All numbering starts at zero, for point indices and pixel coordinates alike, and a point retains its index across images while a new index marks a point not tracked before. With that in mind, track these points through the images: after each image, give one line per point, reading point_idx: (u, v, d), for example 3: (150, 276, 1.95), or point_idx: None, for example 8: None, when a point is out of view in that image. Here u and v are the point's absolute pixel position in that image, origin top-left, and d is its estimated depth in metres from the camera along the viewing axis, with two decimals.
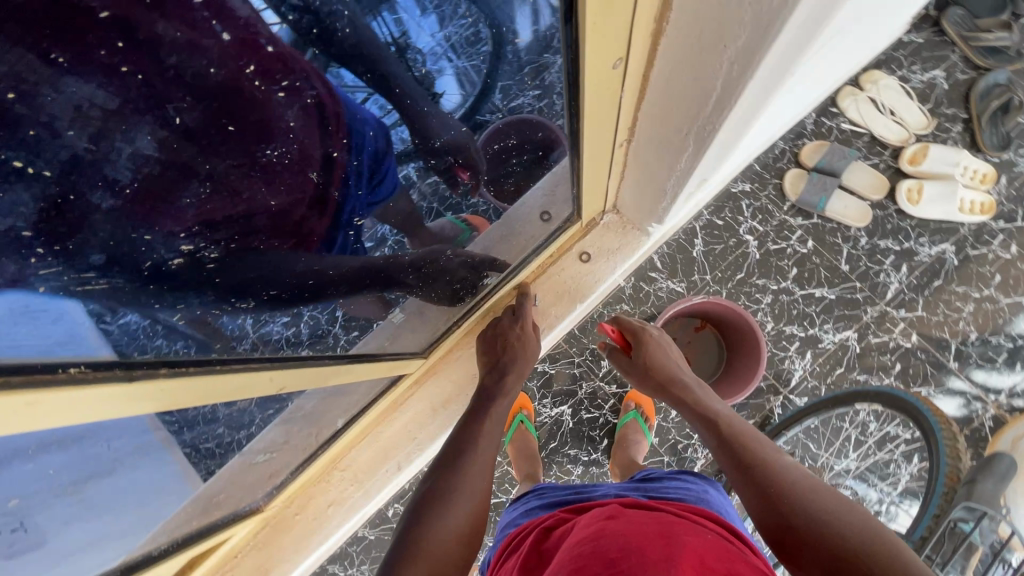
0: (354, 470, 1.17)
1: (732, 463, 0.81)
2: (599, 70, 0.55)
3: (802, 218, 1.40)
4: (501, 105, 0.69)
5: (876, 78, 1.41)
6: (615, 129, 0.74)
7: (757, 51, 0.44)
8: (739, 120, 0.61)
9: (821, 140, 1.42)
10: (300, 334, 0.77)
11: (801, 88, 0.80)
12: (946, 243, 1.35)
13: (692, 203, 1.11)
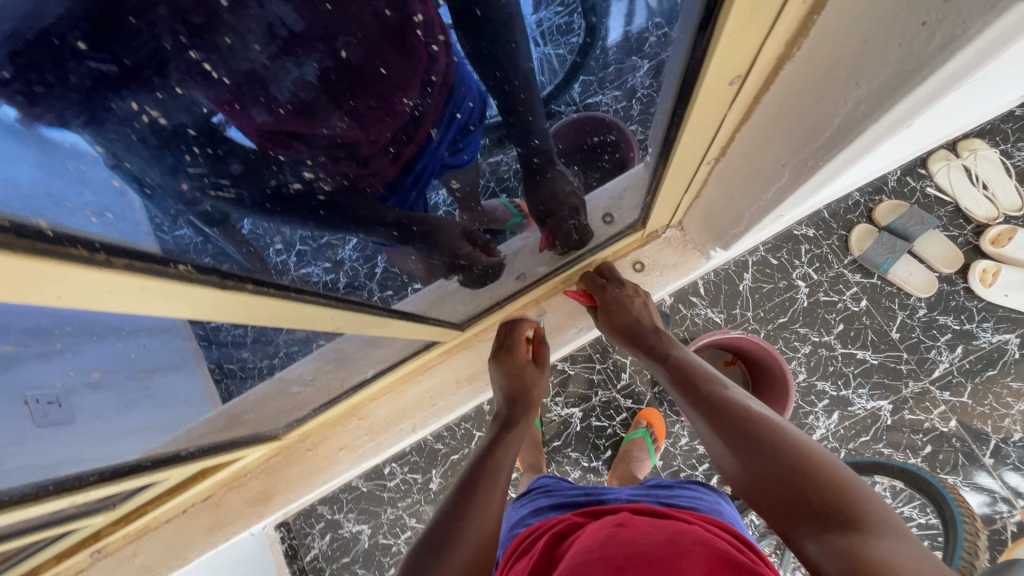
0: (371, 421, 1.20)
1: (699, 413, 0.81)
2: (715, 83, 0.55)
3: (862, 275, 1.34)
4: (577, 99, 0.83)
5: (975, 147, 1.34)
6: (708, 147, 0.72)
7: (896, 92, 0.43)
8: (840, 164, 0.60)
9: (900, 201, 1.35)
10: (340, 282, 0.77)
11: (897, 147, 0.78)
12: (1011, 333, 1.27)
13: (759, 235, 1.08)
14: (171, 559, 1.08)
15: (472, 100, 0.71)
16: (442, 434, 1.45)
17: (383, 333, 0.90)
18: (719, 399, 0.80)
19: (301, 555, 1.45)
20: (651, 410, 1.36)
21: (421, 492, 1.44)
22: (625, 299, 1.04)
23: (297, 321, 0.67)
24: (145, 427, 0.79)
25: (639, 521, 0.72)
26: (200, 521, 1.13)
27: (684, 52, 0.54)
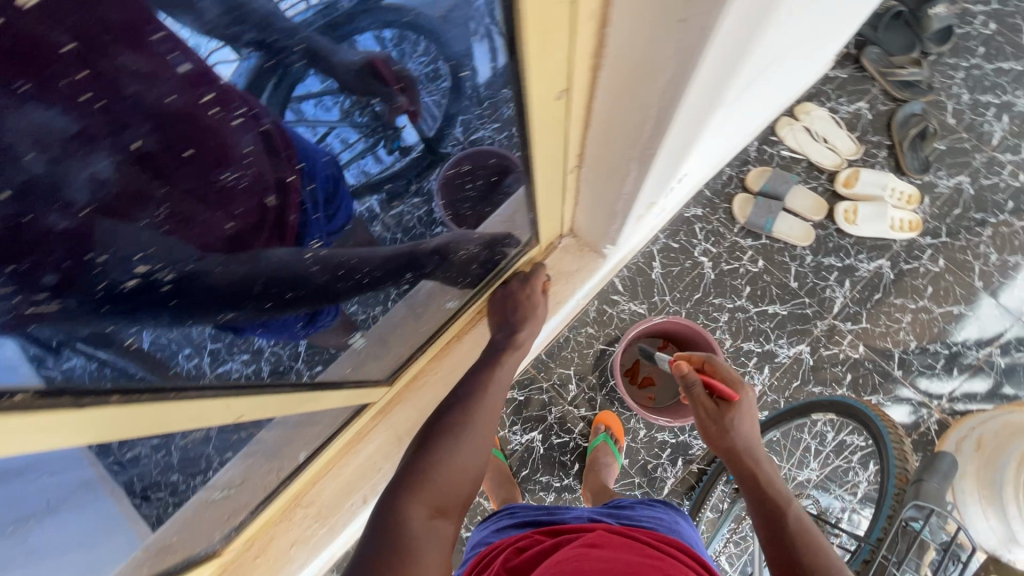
0: (317, 506, 1.13)
1: (762, 524, 0.86)
2: (544, 100, 0.59)
3: (752, 239, 1.47)
4: (463, 138, 0.68)
5: (808, 109, 1.53)
6: (565, 156, 0.78)
7: (685, 80, 0.48)
8: (675, 150, 0.66)
9: (765, 166, 1.51)
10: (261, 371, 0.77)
11: (732, 124, 0.88)
12: (882, 258, 1.44)
13: (643, 226, 1.17)
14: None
15: (331, 165, 0.52)
16: None
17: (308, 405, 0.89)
18: (786, 513, 0.85)
19: None
20: (606, 413, 1.39)
21: None
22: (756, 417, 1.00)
23: (199, 419, 0.64)
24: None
25: (607, 541, 0.72)
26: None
27: (506, 81, 0.58)
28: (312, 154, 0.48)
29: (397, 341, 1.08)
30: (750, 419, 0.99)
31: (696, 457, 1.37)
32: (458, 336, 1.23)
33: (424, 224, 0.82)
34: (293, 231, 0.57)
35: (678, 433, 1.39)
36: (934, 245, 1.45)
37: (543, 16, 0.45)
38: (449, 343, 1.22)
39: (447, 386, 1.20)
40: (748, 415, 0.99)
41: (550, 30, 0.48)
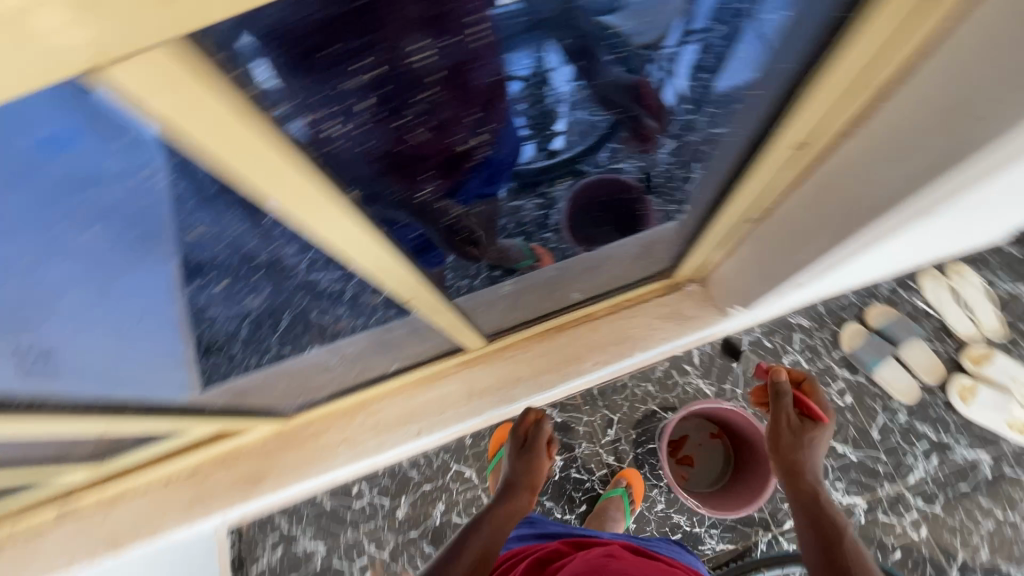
0: (377, 419, 1.13)
1: (808, 538, 0.93)
2: (785, 134, 0.62)
3: (848, 371, 1.40)
4: (607, 162, 0.66)
5: (963, 269, 1.42)
6: (750, 200, 0.79)
7: (937, 179, 0.47)
8: (869, 241, 0.65)
9: (891, 307, 1.42)
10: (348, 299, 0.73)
11: (913, 248, 0.85)
12: (983, 451, 1.31)
13: (774, 306, 1.14)
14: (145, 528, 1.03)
15: (506, 137, 0.54)
16: (418, 460, 1.42)
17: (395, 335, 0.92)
18: (832, 529, 0.91)
19: (248, 565, 1.38)
20: (632, 470, 1.36)
21: (386, 518, 1.40)
22: (819, 441, 1.01)
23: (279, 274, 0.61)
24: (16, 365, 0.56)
25: (618, 553, 0.84)
26: (184, 494, 1.07)
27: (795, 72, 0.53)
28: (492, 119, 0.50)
29: (515, 305, 1.03)
30: (819, 443, 1.01)
31: (703, 555, 1.31)
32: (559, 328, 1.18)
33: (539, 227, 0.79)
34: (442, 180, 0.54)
35: (694, 523, 1.33)
36: None
37: (882, 27, 0.44)
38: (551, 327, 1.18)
39: (530, 371, 1.16)
40: (818, 442, 1.00)
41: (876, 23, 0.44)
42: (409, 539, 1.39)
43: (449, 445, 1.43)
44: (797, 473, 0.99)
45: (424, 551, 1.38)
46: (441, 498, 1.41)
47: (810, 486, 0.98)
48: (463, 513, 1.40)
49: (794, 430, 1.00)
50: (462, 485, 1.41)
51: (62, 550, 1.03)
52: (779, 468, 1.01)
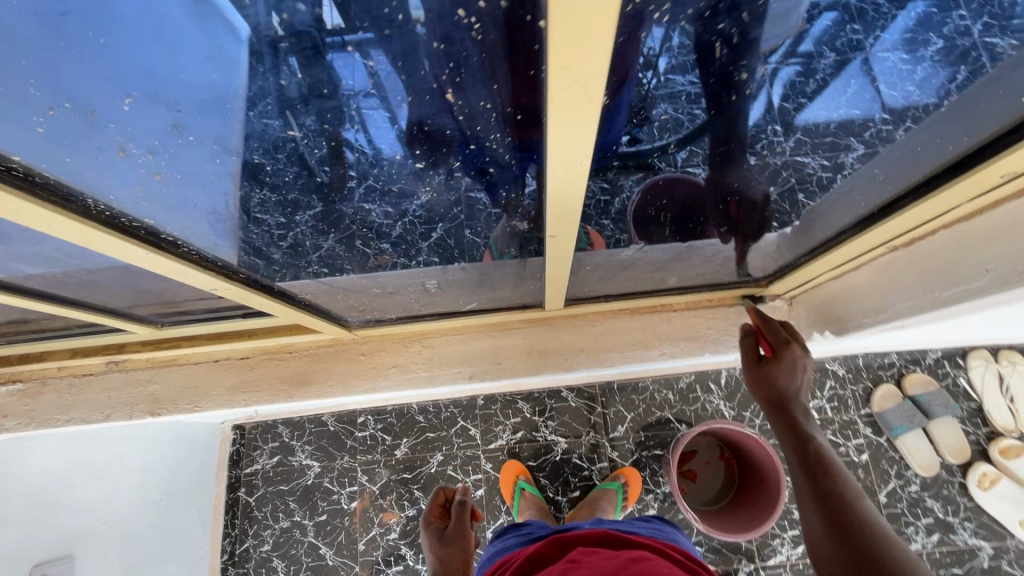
0: (425, 355, 1.03)
1: (814, 512, 0.65)
2: (995, 166, 0.57)
3: (872, 430, 1.37)
4: (679, 164, 0.71)
5: (1016, 359, 1.38)
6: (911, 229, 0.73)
7: None
8: None
9: (931, 379, 1.39)
10: (399, 225, 0.86)
11: None
12: (986, 541, 1.29)
13: (862, 342, 1.03)
14: (180, 403, 0.96)
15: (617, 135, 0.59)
16: (428, 407, 1.44)
17: (444, 279, 0.92)
18: (841, 491, 0.65)
19: (243, 464, 1.40)
20: (632, 470, 1.36)
21: (384, 454, 1.41)
22: (808, 370, 0.76)
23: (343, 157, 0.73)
24: (166, 194, 0.61)
25: (595, 553, 0.71)
26: (228, 377, 0.97)
27: (998, 125, 0.55)
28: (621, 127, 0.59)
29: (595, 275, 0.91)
30: (801, 374, 0.75)
31: None
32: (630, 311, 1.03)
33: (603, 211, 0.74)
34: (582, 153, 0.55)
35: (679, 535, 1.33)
36: None
37: None
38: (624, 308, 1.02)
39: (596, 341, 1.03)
40: (799, 369, 0.75)
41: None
42: (401, 479, 1.40)
43: (461, 401, 1.45)
44: (785, 411, 0.74)
45: (413, 494, 1.39)
46: (441, 450, 1.41)
47: (815, 443, 0.70)
48: (457, 469, 1.41)
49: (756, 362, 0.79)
50: (464, 442, 1.42)
51: (94, 407, 0.96)
52: (771, 411, 0.76)
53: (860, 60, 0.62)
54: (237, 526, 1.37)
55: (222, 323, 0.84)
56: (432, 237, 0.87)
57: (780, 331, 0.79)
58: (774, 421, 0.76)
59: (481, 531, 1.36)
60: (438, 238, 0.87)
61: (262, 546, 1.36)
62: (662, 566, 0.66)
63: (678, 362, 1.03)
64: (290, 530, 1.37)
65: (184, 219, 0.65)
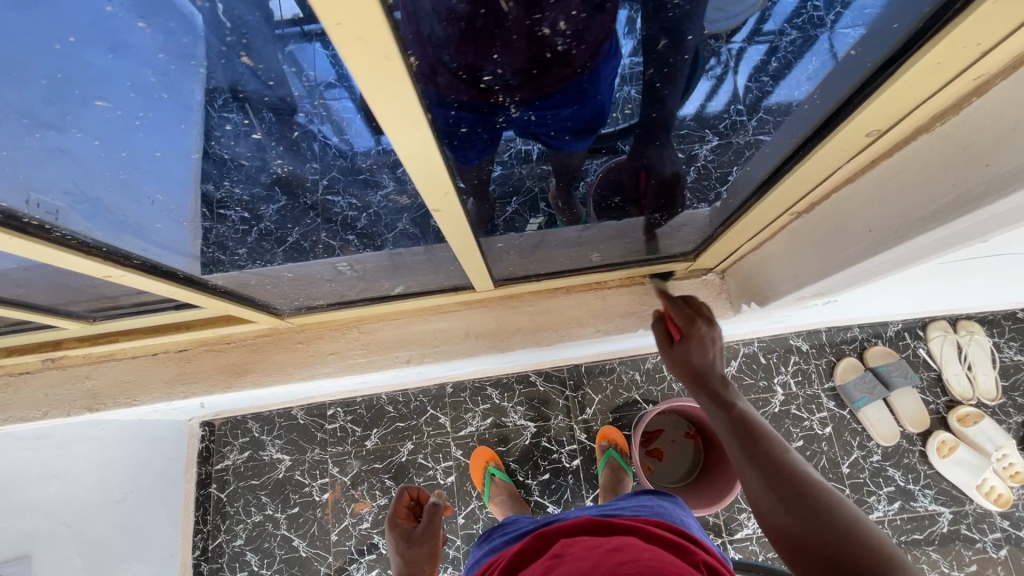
0: (366, 340, 0.97)
1: (754, 469, 0.63)
2: (850, 131, 0.52)
3: (835, 403, 1.39)
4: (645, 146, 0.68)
5: (974, 329, 1.40)
6: (799, 198, 0.67)
7: None
8: (964, 230, 0.56)
9: (892, 351, 1.41)
10: (356, 221, 0.75)
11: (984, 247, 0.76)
12: (946, 507, 1.32)
13: (806, 312, 1.00)
14: (119, 398, 0.93)
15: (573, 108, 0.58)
16: (397, 397, 1.45)
17: (376, 278, 0.87)
18: (773, 447, 0.64)
19: (213, 461, 1.41)
20: (610, 428, 1.39)
21: (354, 445, 1.42)
22: (718, 342, 0.74)
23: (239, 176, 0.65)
24: (16, 173, 0.52)
25: (579, 544, 0.56)
26: (166, 369, 0.95)
27: (839, 93, 0.51)
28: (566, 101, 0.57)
29: (541, 256, 0.88)
30: (712, 347, 0.73)
31: None
32: (565, 288, 0.98)
33: (528, 181, 0.73)
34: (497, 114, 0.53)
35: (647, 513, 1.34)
36: (1005, 532, 1.31)
37: (991, 17, 0.37)
38: (564, 288, 0.98)
39: (548, 321, 0.98)
40: (710, 343, 0.72)
41: (954, 61, 0.42)
42: (371, 469, 1.40)
43: (430, 390, 1.46)
44: (705, 381, 0.72)
45: (384, 484, 1.39)
46: (411, 438, 1.42)
47: (739, 405, 0.69)
48: (428, 457, 1.41)
49: (668, 342, 0.76)
50: (434, 430, 1.43)
51: (34, 404, 0.92)
52: (690, 385, 0.73)
53: (824, 40, 0.49)
54: (209, 522, 1.37)
55: (156, 316, 0.82)
56: (394, 232, 0.76)
57: (679, 308, 0.76)
58: (698, 393, 0.73)
59: (453, 516, 1.37)
60: (399, 231, 0.75)
61: (235, 540, 1.36)
62: (645, 550, 0.51)
63: (618, 338, 1.01)
64: (263, 523, 1.38)
65: (51, 203, 0.56)
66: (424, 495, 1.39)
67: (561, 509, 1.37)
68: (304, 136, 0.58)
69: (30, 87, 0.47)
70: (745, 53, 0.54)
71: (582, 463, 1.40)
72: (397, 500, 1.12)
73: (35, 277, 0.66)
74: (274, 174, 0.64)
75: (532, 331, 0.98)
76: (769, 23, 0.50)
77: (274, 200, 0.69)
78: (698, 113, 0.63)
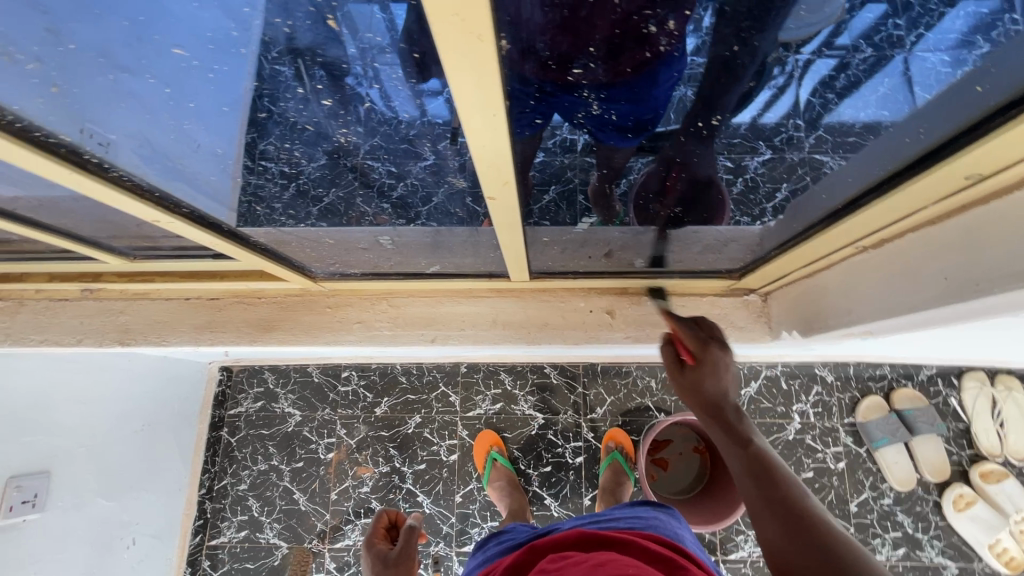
0: (392, 311, 0.98)
1: (773, 516, 0.58)
2: (951, 168, 0.50)
3: (853, 439, 1.36)
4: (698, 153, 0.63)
5: (1013, 385, 1.34)
6: (873, 231, 0.64)
7: None
8: None
9: (921, 395, 1.36)
10: (393, 193, 0.74)
11: None
12: (953, 561, 1.28)
13: (842, 346, 0.97)
14: (147, 336, 0.96)
15: (640, 105, 0.55)
16: (410, 369, 1.46)
17: (410, 255, 0.87)
18: (793, 493, 0.59)
19: (228, 405, 1.44)
20: (618, 431, 1.37)
21: (364, 410, 1.44)
22: (733, 370, 0.68)
23: (291, 142, 0.65)
24: (73, 108, 0.52)
25: (568, 558, 0.55)
26: (195, 315, 0.97)
27: (945, 130, 0.48)
28: (631, 99, 0.54)
29: (577, 254, 0.87)
30: (726, 373, 0.67)
31: None
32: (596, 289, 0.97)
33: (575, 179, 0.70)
34: (563, 97, 0.51)
35: None
36: None
37: None
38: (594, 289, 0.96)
39: (574, 318, 0.97)
40: (723, 369, 0.67)
41: None
42: (378, 436, 1.43)
43: (445, 368, 1.47)
44: (721, 411, 0.67)
45: (388, 452, 1.42)
46: (420, 412, 1.44)
47: (757, 443, 0.64)
48: (433, 432, 1.43)
49: (678, 367, 0.70)
50: (443, 407, 1.44)
51: (68, 331, 0.96)
52: (706, 414, 0.68)
53: (901, 61, 0.46)
54: (217, 463, 1.42)
55: (189, 262, 0.83)
56: (431, 204, 0.74)
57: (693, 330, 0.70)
58: (711, 424, 0.68)
59: (451, 494, 1.39)
60: (439, 206, 0.75)
61: (239, 485, 1.40)
62: (633, 566, 0.50)
63: (643, 346, 0.99)
64: (267, 472, 1.42)
65: (110, 142, 0.56)
66: (425, 469, 1.41)
67: (558, 503, 1.37)
68: (353, 102, 0.57)
69: (111, 26, 0.49)
70: (812, 65, 0.51)
71: (585, 461, 1.40)
72: (376, 521, 1.13)
73: (80, 208, 0.67)
74: (331, 142, 0.64)
75: (557, 326, 0.97)
76: (842, 37, 0.47)
77: (317, 167, 0.69)
78: (753, 123, 0.59)
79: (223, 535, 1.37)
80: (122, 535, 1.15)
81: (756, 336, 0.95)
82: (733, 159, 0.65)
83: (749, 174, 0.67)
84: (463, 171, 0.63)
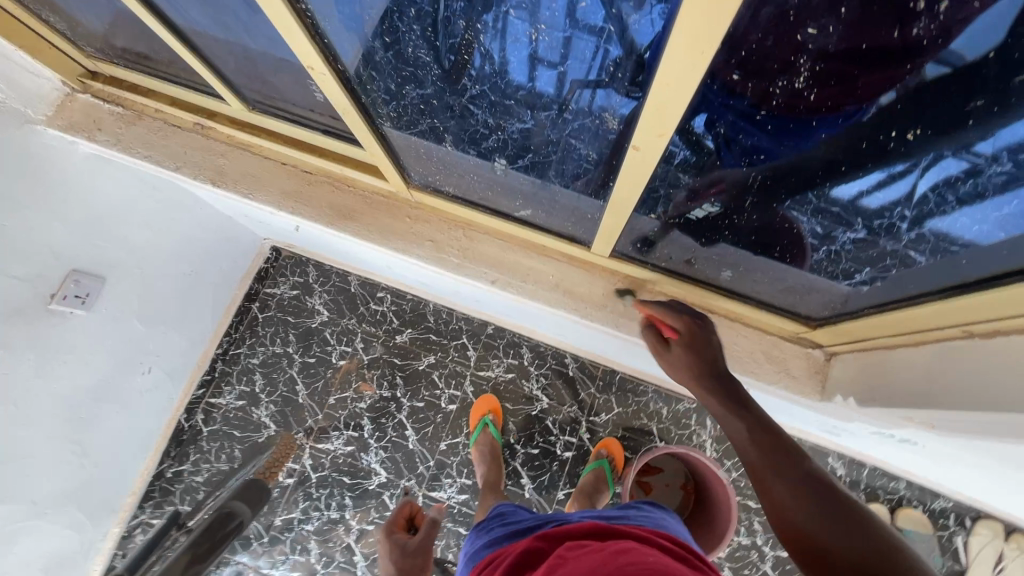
0: (455, 246, 0.99)
1: (785, 483, 0.57)
2: None
3: None
4: (810, 204, 0.68)
5: None
6: (962, 323, 0.65)
7: None
8: None
9: (927, 522, 1.30)
10: (506, 143, 0.79)
11: None
12: None
13: (876, 434, 0.94)
14: (235, 184, 1.00)
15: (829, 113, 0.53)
16: (441, 311, 1.49)
17: (500, 193, 0.90)
18: (800, 461, 0.59)
19: (267, 283, 1.51)
20: (613, 442, 1.37)
21: (386, 333, 1.48)
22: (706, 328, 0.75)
23: (453, 75, 0.70)
24: None
25: (587, 544, 0.54)
26: (281, 182, 1.01)
27: None
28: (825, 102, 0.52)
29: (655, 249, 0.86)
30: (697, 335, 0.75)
31: None
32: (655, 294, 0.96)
33: (682, 178, 0.70)
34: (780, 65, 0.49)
35: None
36: None
37: None
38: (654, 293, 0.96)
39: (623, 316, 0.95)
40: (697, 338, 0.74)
41: None
42: (390, 361, 1.46)
43: (473, 322, 1.49)
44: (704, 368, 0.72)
45: (394, 379, 1.45)
46: (435, 354, 1.46)
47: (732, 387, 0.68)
48: (441, 378, 1.46)
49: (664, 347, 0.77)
50: (459, 357, 1.46)
51: (168, 156, 1.01)
52: (701, 379, 0.71)
53: None
54: (240, 331, 1.48)
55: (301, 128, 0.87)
56: (546, 153, 0.78)
57: (670, 309, 0.78)
58: (711, 396, 0.69)
59: (437, 439, 1.41)
60: (551, 156, 0.78)
61: (252, 358, 1.47)
62: (653, 554, 0.50)
63: None
64: (280, 356, 1.48)
65: None
66: (422, 408, 1.43)
67: (533, 487, 1.38)
68: (510, 28, 0.60)
69: None
70: (941, 163, 0.54)
71: (572, 458, 1.40)
72: (396, 511, 1.19)
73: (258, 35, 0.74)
74: (485, 79, 0.69)
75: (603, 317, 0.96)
76: (982, 144, 0.50)
77: (472, 100, 0.74)
78: (855, 201, 0.65)
79: (223, 397, 1.44)
80: (141, 361, 1.22)
81: (797, 395, 0.92)
82: (823, 227, 0.71)
83: (836, 246, 0.73)
84: (603, 116, 0.66)
